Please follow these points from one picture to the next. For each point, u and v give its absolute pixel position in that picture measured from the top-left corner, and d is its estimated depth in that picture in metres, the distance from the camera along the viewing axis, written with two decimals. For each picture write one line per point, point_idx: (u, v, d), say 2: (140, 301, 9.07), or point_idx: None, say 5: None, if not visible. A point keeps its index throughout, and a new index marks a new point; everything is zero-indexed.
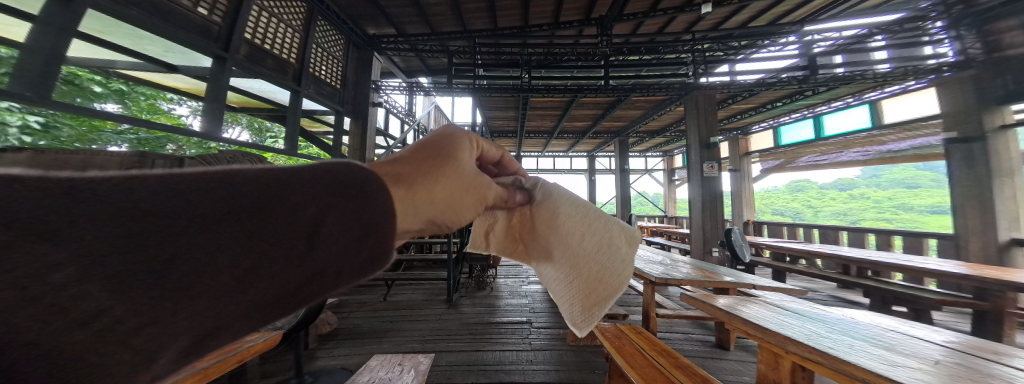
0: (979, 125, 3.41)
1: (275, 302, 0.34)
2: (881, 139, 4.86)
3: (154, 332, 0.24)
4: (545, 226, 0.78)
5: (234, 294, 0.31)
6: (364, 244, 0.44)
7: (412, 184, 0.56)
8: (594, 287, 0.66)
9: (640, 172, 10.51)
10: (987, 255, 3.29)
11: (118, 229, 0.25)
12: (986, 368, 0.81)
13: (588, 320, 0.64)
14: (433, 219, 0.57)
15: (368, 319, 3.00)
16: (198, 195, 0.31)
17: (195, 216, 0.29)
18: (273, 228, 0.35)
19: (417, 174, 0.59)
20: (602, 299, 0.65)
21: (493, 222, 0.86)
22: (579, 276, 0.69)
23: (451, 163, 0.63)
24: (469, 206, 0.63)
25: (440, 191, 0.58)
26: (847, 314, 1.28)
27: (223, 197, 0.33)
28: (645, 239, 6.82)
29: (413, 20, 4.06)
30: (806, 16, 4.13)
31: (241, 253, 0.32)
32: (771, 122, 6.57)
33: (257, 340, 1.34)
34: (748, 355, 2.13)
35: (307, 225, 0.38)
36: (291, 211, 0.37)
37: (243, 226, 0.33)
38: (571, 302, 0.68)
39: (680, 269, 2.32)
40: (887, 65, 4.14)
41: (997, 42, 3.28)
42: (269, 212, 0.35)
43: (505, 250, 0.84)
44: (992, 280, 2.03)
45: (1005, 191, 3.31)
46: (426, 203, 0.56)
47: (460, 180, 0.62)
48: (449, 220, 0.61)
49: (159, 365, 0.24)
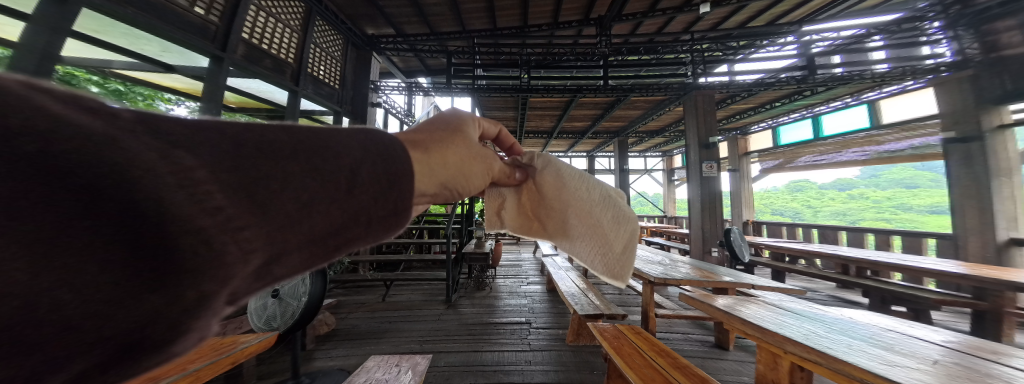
0: (977, 125, 3.42)
1: (311, 243, 0.36)
2: (880, 138, 4.87)
3: (208, 249, 0.26)
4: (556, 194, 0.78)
5: (281, 227, 0.32)
6: (390, 198, 0.45)
7: (427, 150, 0.58)
8: (616, 242, 0.71)
9: (640, 172, 10.51)
10: (986, 255, 3.29)
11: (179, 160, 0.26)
12: (983, 368, 0.81)
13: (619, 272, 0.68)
14: (448, 183, 0.59)
15: (366, 320, 3.00)
16: (242, 143, 0.33)
17: (240, 159, 0.31)
18: (314, 172, 0.37)
19: (431, 141, 0.61)
20: (625, 251, 0.70)
21: (505, 201, 0.83)
22: (599, 239, 0.72)
23: (459, 135, 0.65)
24: (478, 175, 0.65)
25: (452, 158, 0.61)
26: (845, 314, 1.28)
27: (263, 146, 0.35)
28: (645, 239, 6.82)
29: (412, 20, 4.06)
30: (804, 16, 4.14)
31: (285, 190, 0.33)
32: (770, 122, 6.58)
33: (253, 341, 1.35)
34: (747, 355, 2.13)
35: (344, 174, 0.40)
36: (329, 161, 0.40)
37: (285, 169, 0.35)
38: (598, 260, 0.71)
39: (679, 269, 2.32)
40: (885, 65, 4.15)
41: (994, 42, 3.29)
42: (309, 158, 0.38)
43: (518, 226, 0.82)
44: (991, 280, 2.03)
45: (1003, 191, 3.32)
46: (441, 167, 0.58)
47: (471, 149, 0.64)
48: (463, 186, 0.62)
49: (208, 286, 0.26)
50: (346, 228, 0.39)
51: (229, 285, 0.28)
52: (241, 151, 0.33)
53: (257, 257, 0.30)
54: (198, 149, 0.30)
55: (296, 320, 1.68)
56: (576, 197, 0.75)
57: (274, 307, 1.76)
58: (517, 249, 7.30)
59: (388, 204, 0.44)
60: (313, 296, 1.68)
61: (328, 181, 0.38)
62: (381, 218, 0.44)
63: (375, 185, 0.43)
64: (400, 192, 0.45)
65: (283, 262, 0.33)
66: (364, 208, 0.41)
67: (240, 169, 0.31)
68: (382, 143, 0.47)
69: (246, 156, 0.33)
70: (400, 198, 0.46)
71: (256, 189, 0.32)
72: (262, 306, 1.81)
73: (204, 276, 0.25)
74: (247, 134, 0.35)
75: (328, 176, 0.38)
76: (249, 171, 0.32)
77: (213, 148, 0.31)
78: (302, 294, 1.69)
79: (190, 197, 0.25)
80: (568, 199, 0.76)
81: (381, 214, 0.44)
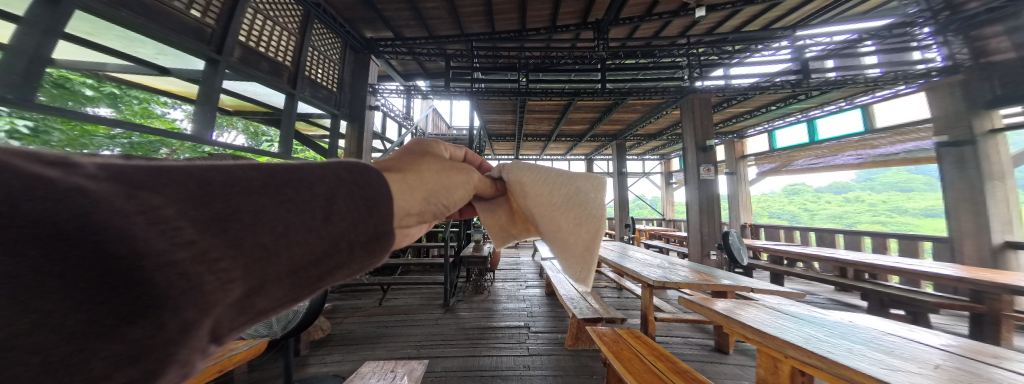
0: (968, 129, 3.49)
1: (291, 274, 0.39)
2: (873, 142, 4.93)
3: (188, 289, 0.28)
4: (521, 201, 0.78)
5: (257, 263, 0.36)
6: (368, 222, 0.48)
7: (403, 172, 0.61)
8: (582, 236, 0.74)
9: (638, 175, 10.59)
10: (981, 257, 3.32)
11: (150, 209, 0.28)
12: (986, 372, 0.81)
13: (587, 266, 0.71)
14: (429, 198, 0.61)
15: (362, 325, 2.97)
16: (219, 188, 0.36)
17: (213, 203, 0.34)
18: (288, 209, 0.40)
19: (404, 164, 0.64)
20: (591, 243, 0.73)
21: (496, 214, 0.85)
22: (569, 233, 0.74)
23: (431, 157, 0.69)
24: (459, 186, 0.67)
25: (428, 174, 0.64)
26: (845, 317, 1.28)
27: (238, 186, 0.38)
28: (644, 242, 6.82)
29: (410, 24, 4.09)
30: (797, 21, 4.24)
31: (262, 227, 0.37)
32: (765, 126, 6.66)
33: (242, 348, 1.32)
34: (748, 359, 2.12)
35: (319, 205, 0.44)
36: (304, 196, 0.43)
37: (261, 207, 0.38)
38: (569, 257, 0.74)
39: (678, 272, 2.31)
40: (877, 70, 4.21)
41: (982, 48, 3.29)
42: (283, 196, 0.41)
43: (519, 230, 0.86)
44: (987, 283, 2.05)
45: (998, 194, 3.35)
46: (419, 184, 0.61)
47: (442, 164, 0.68)
48: (445, 200, 0.65)
49: (190, 321, 0.28)
50: (326, 255, 0.43)
51: (212, 312, 0.30)
52: (212, 189, 0.36)
53: (237, 287, 0.33)
54: (163, 189, 0.32)
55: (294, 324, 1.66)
56: (533, 194, 0.76)
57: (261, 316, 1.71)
58: (516, 252, 7.27)
59: (367, 227, 0.48)
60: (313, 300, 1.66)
61: (304, 212, 0.42)
62: (363, 242, 0.47)
63: (352, 211, 0.47)
64: (378, 216, 0.49)
65: (264, 293, 0.37)
66: (342, 233, 0.44)
67: (213, 208, 0.34)
68: (357, 171, 0.51)
69: (214, 192, 0.35)
70: (379, 220, 0.49)
71: (230, 224, 0.35)
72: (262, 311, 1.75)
73: (186, 306, 0.27)
74: (223, 176, 0.38)
75: (302, 207, 0.42)
76: (220, 208, 0.35)
77: (182, 188, 0.33)
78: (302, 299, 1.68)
79: (162, 234, 0.27)
80: (530, 200, 0.76)
81: (360, 237, 0.47)
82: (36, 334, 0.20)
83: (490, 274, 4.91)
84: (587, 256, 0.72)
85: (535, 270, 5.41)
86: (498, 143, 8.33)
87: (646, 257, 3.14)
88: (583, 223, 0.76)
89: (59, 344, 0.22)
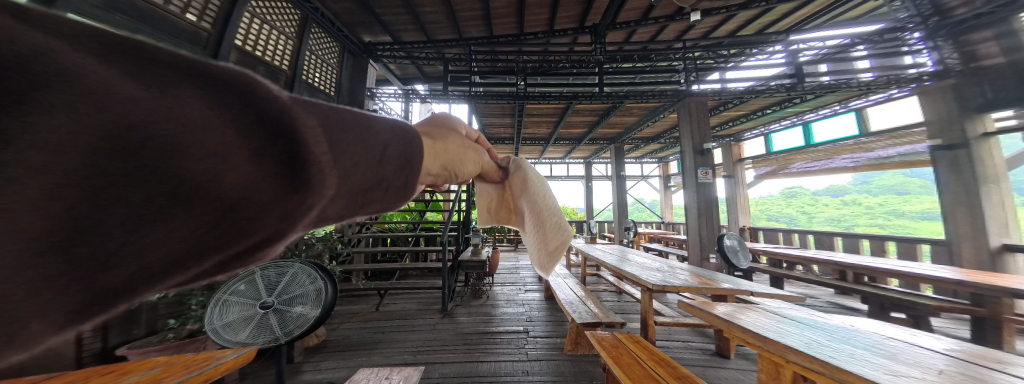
0: (962, 133, 3.53)
1: (351, 197, 0.50)
2: (869, 145, 4.97)
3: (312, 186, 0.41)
4: (517, 191, 0.80)
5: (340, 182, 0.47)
6: (404, 173, 0.57)
7: (433, 140, 0.67)
8: (555, 237, 0.74)
9: (637, 178, 10.64)
10: (980, 261, 3.34)
11: (309, 129, 0.44)
12: (991, 378, 0.81)
13: (552, 262, 0.71)
14: (448, 165, 0.67)
15: (358, 331, 2.93)
16: (335, 121, 0.50)
17: (330, 132, 0.48)
18: (363, 148, 0.51)
19: (434, 133, 0.70)
20: (560, 246, 0.73)
21: (487, 198, 0.84)
22: (545, 230, 0.75)
23: (455, 133, 0.74)
24: (471, 162, 0.71)
25: (452, 146, 0.69)
26: (846, 321, 1.27)
27: (341, 123, 0.50)
28: (643, 246, 6.81)
29: (408, 28, 4.10)
30: (790, 26, 4.30)
31: (348, 156, 0.48)
32: (762, 129, 6.71)
33: (230, 356, 1.27)
34: (748, 364, 2.10)
35: (378, 150, 0.54)
36: (373, 140, 0.53)
37: (350, 142, 0.50)
38: (539, 249, 0.75)
39: (678, 276, 2.30)
40: (870, 74, 4.26)
41: (973, 52, 3.32)
42: (361, 138, 0.52)
43: (502, 218, 0.84)
44: (987, 286, 2.06)
45: (993, 198, 3.39)
46: (442, 152, 0.67)
47: (463, 141, 0.72)
48: (459, 171, 0.70)
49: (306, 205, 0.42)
50: (372, 190, 0.53)
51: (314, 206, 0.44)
52: (332, 123, 0.49)
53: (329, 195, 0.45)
54: (313, 116, 0.47)
55: (303, 330, 1.67)
56: (535, 192, 0.77)
57: (246, 326, 1.63)
58: (515, 257, 7.22)
59: (402, 175, 0.56)
60: (324, 307, 1.73)
61: (369, 152, 0.52)
62: (398, 186, 0.56)
63: (396, 160, 0.56)
64: (411, 169, 0.57)
65: (333, 206, 0.48)
66: (386, 177, 0.54)
67: (337, 133, 0.49)
68: (407, 130, 0.59)
69: (333, 124, 0.49)
70: (415, 170, 0.59)
71: (335, 149, 0.47)
72: (234, 302, 1.68)
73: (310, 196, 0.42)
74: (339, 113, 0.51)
75: (374, 145, 0.53)
76: (332, 136, 0.48)
77: (324, 118, 0.48)
78: (314, 304, 1.73)
79: (314, 147, 0.43)
80: (526, 190, 0.78)
81: (401, 179, 0.57)
82: (251, 179, 0.38)
83: (488, 278, 4.89)
84: (556, 253, 0.72)
85: (534, 274, 5.39)
86: (497, 147, 8.34)
87: (646, 260, 3.14)
88: (559, 226, 0.75)
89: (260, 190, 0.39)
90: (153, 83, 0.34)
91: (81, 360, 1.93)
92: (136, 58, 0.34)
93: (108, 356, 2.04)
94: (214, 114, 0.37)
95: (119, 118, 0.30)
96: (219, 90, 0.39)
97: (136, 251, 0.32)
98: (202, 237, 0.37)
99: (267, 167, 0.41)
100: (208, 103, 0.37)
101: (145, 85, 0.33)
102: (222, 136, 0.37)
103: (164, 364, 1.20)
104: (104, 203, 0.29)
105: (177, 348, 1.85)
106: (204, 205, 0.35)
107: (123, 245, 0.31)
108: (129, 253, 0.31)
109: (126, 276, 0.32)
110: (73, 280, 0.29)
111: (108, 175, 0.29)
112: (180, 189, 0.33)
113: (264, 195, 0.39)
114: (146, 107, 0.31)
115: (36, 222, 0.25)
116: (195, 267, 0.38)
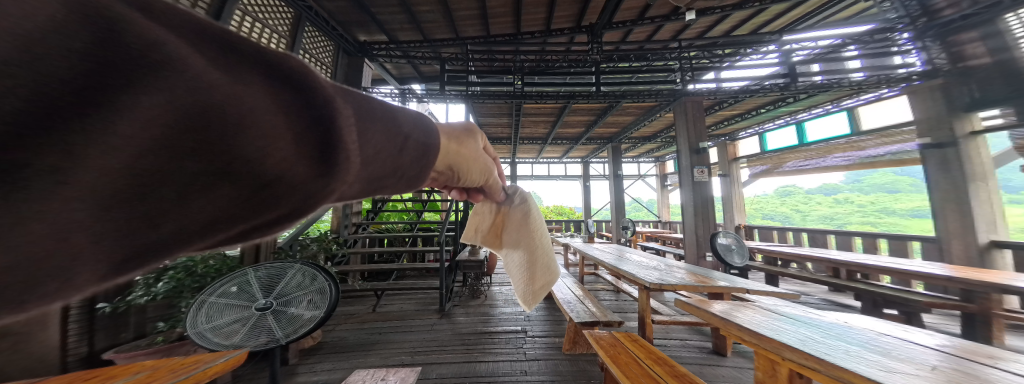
0: (951, 132, 3.62)
1: (368, 183, 0.48)
2: (861, 144, 5.04)
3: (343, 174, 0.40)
4: (515, 224, 0.85)
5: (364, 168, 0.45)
6: (421, 163, 0.55)
7: (447, 138, 0.64)
8: (539, 276, 0.80)
9: (634, 177, 10.74)
10: (969, 257, 3.40)
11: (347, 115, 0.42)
12: (982, 373, 0.82)
13: (533, 299, 0.79)
14: (453, 166, 0.66)
15: (355, 332, 2.91)
16: (365, 107, 0.48)
17: (360, 118, 0.46)
18: (387, 137, 0.49)
19: (449, 132, 0.66)
20: (543, 286, 0.80)
21: (480, 217, 0.89)
22: (531, 268, 0.82)
23: (470, 135, 0.70)
24: (476, 173, 0.70)
25: (465, 150, 0.67)
26: (840, 318, 1.29)
27: (370, 109, 0.48)
28: (641, 244, 6.87)
29: (404, 27, 4.08)
30: (783, 26, 4.35)
31: (374, 144, 0.46)
32: (756, 129, 6.79)
33: (220, 359, 1.24)
34: (745, 362, 2.12)
35: (400, 139, 0.51)
36: (396, 129, 0.51)
37: (376, 129, 0.47)
38: (522, 282, 0.81)
39: (675, 274, 2.32)
40: (861, 74, 4.33)
41: (960, 53, 3.36)
42: (386, 126, 0.49)
43: (492, 241, 0.88)
44: (977, 282, 2.10)
45: (981, 195, 3.46)
46: (453, 153, 0.65)
47: (475, 148, 0.69)
48: (466, 172, 0.69)
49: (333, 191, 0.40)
50: (388, 177, 0.51)
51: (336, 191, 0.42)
52: (362, 108, 0.47)
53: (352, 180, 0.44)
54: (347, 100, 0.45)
55: (309, 329, 1.65)
56: (532, 229, 0.84)
57: (239, 327, 1.60)
58: None
59: (418, 166, 0.55)
60: (327, 307, 1.69)
61: (391, 141, 0.50)
62: (411, 176, 0.55)
63: (416, 150, 0.54)
64: (427, 162, 0.56)
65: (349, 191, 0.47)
66: (403, 167, 0.52)
67: (370, 124, 0.47)
68: (429, 122, 0.57)
69: (363, 110, 0.47)
70: (430, 164, 0.57)
71: (365, 135, 0.45)
72: (225, 305, 1.65)
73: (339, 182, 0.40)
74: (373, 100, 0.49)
75: (398, 137, 0.51)
76: (362, 122, 0.46)
77: (357, 103, 0.46)
78: (314, 306, 1.70)
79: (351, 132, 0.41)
80: (523, 227, 0.84)
81: (416, 172, 0.55)
82: (287, 161, 0.36)
83: (485, 278, 4.89)
84: (538, 292, 0.79)
85: None
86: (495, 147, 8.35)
87: (644, 260, 3.15)
88: (544, 266, 0.82)
89: (296, 172, 0.37)
90: (216, 61, 0.33)
91: (66, 365, 1.88)
92: (218, 40, 0.35)
93: (95, 360, 2.01)
94: (261, 95, 0.35)
95: (201, 90, 0.29)
96: (265, 70, 0.37)
97: (177, 214, 0.30)
98: (235, 207, 0.35)
99: (303, 150, 0.38)
100: (266, 84, 0.37)
101: (214, 65, 0.32)
102: (272, 117, 0.35)
103: (150, 368, 1.18)
104: (168, 167, 0.28)
105: (166, 351, 1.82)
106: (242, 182, 0.34)
107: (173, 207, 0.29)
108: (178, 213, 0.30)
109: (166, 236, 0.30)
110: (128, 229, 0.27)
111: (177, 143, 0.28)
112: (233, 162, 0.32)
113: (300, 179, 0.37)
114: (215, 85, 0.31)
115: (116, 176, 0.24)
116: (220, 234, 0.36)
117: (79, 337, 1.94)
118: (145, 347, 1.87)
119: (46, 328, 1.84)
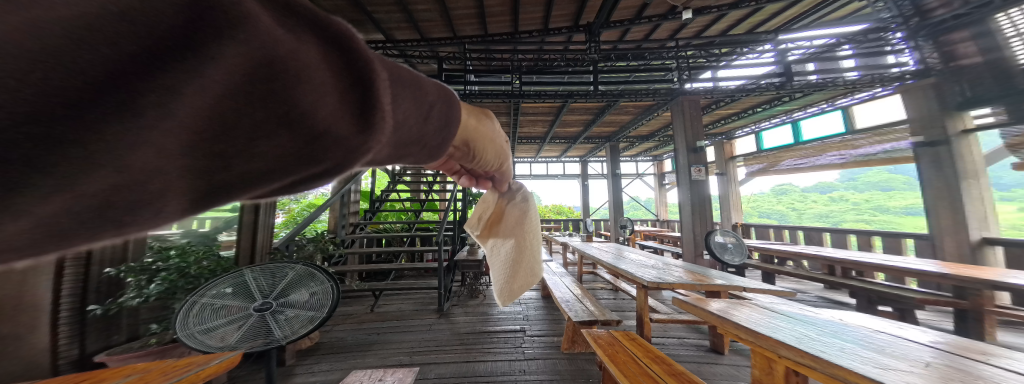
0: (943, 130, 3.66)
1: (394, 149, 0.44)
2: (854, 143, 5.06)
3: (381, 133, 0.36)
4: (514, 222, 0.84)
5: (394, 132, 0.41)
6: (445, 133, 0.51)
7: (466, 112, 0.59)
8: (519, 276, 0.83)
9: (632, 176, 10.79)
10: (961, 254, 3.46)
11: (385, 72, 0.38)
12: (976, 370, 0.83)
13: (508, 295, 0.81)
14: (469, 141, 0.62)
15: (353, 332, 2.90)
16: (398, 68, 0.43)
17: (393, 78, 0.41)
18: (416, 101, 0.45)
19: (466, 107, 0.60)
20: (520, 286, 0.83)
21: (487, 206, 0.86)
22: (514, 268, 0.82)
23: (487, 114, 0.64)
24: (490, 154, 0.66)
25: (482, 129, 0.62)
26: (835, 315, 1.30)
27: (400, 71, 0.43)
28: (638, 243, 6.91)
29: (401, 26, 4.06)
30: (778, 26, 4.38)
31: (404, 107, 0.42)
32: (752, 128, 6.85)
33: (214, 361, 1.22)
34: (743, 359, 2.14)
35: (426, 106, 0.47)
36: (424, 95, 0.46)
37: (406, 92, 0.43)
38: (502, 278, 0.83)
39: (672, 273, 2.33)
40: (855, 73, 4.38)
41: (952, 52, 3.33)
42: (415, 91, 0.45)
43: (486, 230, 0.85)
44: (969, 279, 2.14)
45: (973, 192, 3.51)
46: (470, 130, 0.61)
47: (492, 132, 0.64)
48: (481, 150, 0.65)
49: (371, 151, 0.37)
50: (412, 145, 0.47)
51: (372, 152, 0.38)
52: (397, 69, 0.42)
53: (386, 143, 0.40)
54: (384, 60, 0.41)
55: (307, 329, 1.67)
56: (529, 233, 0.84)
57: (231, 330, 1.58)
58: None
59: (442, 136, 0.51)
60: (328, 307, 1.70)
61: (419, 106, 0.45)
62: (435, 146, 0.51)
63: (441, 119, 0.50)
64: (450, 132, 0.52)
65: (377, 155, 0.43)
66: (427, 135, 0.48)
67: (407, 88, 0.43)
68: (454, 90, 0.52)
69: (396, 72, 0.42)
70: (453, 134, 0.53)
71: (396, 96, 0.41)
72: (219, 306, 1.61)
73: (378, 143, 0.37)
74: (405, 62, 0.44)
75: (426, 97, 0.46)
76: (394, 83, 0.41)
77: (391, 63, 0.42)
78: (316, 306, 1.71)
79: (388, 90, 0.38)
80: (522, 229, 0.83)
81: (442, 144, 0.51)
82: (333, 116, 0.33)
83: (484, 278, 4.89)
84: (514, 290, 0.82)
85: None
86: None
87: (642, 258, 3.18)
88: (529, 269, 0.84)
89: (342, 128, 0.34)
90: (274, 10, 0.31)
91: (58, 368, 1.85)
92: None
93: (86, 363, 1.97)
94: (306, 45, 0.32)
95: (271, 42, 0.28)
96: (304, 17, 0.33)
97: (245, 157, 0.29)
98: (289, 160, 0.33)
99: (346, 105, 0.35)
100: (316, 37, 0.34)
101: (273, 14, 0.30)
102: (320, 69, 0.33)
103: (142, 370, 1.16)
104: (234, 111, 0.27)
105: (160, 353, 1.80)
106: (297, 132, 0.31)
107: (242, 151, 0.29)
108: (241, 157, 0.29)
109: (232, 179, 0.30)
110: (202, 169, 0.27)
111: (248, 86, 0.27)
112: (290, 113, 0.30)
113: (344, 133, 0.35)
114: (275, 32, 0.28)
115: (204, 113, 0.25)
116: (274, 183, 0.34)
117: (69, 340, 1.91)
118: (138, 350, 1.85)
119: (36, 330, 1.81)
